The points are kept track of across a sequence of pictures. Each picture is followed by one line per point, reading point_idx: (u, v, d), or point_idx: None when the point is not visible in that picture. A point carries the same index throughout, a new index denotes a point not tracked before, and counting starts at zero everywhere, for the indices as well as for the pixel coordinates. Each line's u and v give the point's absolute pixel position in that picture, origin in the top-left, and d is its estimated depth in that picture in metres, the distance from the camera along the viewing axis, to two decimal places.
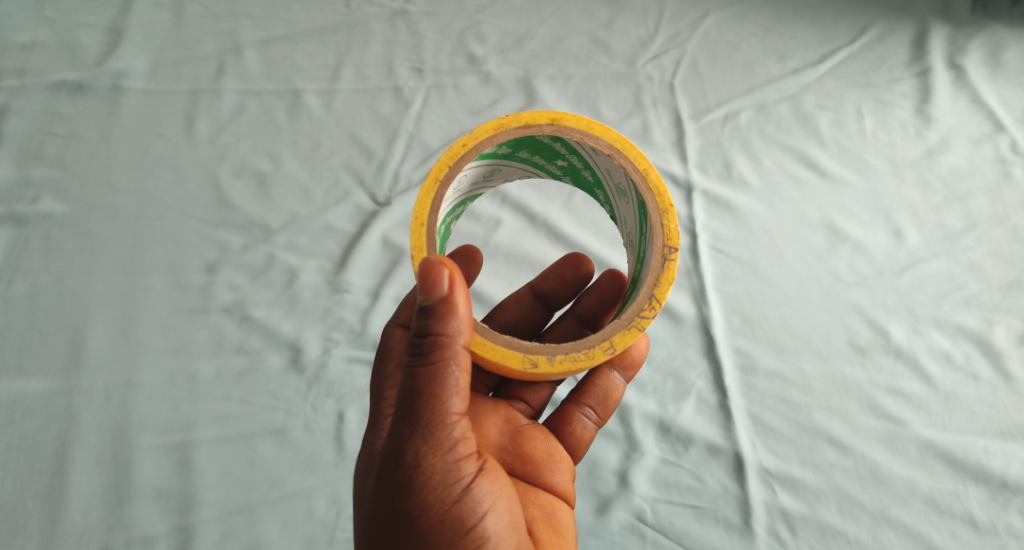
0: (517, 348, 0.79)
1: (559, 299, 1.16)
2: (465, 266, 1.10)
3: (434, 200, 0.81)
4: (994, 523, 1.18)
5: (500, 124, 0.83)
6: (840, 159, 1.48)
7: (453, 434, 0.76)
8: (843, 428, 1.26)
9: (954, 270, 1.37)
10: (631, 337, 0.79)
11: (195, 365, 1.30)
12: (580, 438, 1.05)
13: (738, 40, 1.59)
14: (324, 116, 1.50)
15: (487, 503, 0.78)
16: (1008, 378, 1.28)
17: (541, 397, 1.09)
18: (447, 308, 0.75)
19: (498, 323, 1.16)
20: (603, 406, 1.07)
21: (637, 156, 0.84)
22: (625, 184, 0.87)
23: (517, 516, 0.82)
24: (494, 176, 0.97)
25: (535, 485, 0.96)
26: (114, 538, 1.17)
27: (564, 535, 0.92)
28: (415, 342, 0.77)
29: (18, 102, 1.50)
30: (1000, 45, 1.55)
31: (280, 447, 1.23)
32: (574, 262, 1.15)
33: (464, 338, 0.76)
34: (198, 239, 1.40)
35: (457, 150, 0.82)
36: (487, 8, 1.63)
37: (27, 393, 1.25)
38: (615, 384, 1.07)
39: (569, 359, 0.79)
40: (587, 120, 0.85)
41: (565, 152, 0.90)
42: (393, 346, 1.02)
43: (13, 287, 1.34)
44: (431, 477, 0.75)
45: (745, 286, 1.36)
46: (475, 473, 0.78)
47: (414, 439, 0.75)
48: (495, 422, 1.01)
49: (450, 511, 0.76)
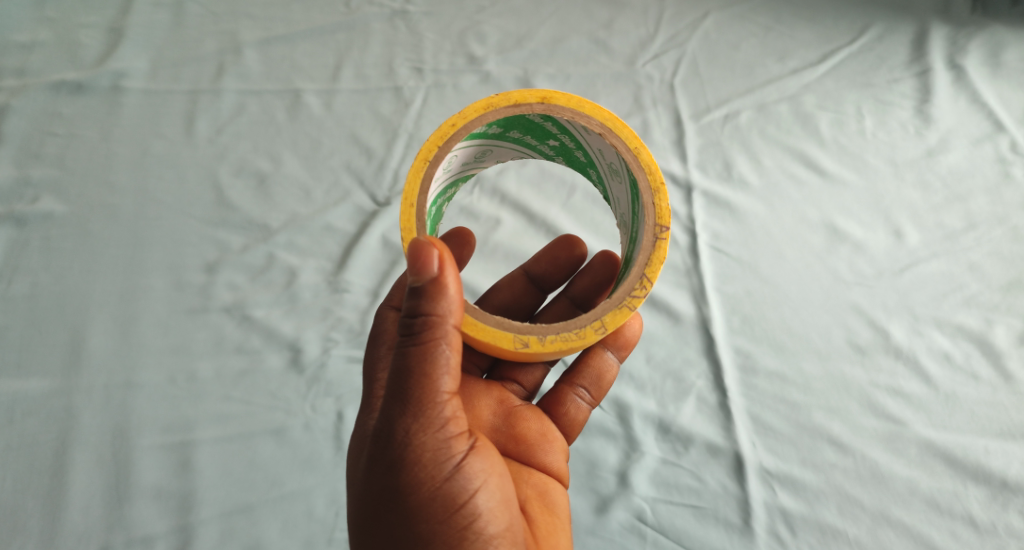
0: (509, 329, 0.79)
1: (552, 282, 1.16)
2: (458, 248, 1.11)
3: (424, 180, 0.81)
4: (994, 523, 1.18)
5: (490, 103, 0.83)
6: (840, 159, 1.48)
7: (444, 413, 0.76)
8: (843, 427, 1.25)
9: (953, 270, 1.37)
10: (622, 317, 0.79)
11: (194, 365, 1.30)
12: (573, 418, 1.06)
13: (737, 39, 1.59)
14: (324, 116, 1.50)
15: (479, 481, 0.78)
16: (1008, 378, 1.28)
17: (535, 378, 1.10)
18: (438, 288, 0.75)
19: (492, 306, 1.16)
20: (597, 387, 1.07)
21: (628, 134, 0.83)
22: (617, 164, 0.87)
23: (510, 493, 0.82)
24: (486, 157, 0.97)
25: (528, 466, 0.96)
26: (114, 538, 1.17)
27: (558, 513, 0.92)
28: (405, 322, 0.76)
29: (18, 102, 1.50)
30: (1000, 46, 1.55)
31: (280, 447, 1.23)
32: (568, 244, 1.15)
33: (454, 318, 0.76)
34: (198, 239, 1.40)
35: (447, 130, 0.82)
36: (487, 8, 1.63)
37: (27, 393, 1.25)
38: (608, 365, 1.07)
39: (560, 339, 0.78)
40: (578, 99, 0.84)
41: (557, 132, 0.90)
42: (386, 327, 1.02)
43: (13, 288, 1.34)
44: (422, 454, 0.75)
45: (744, 285, 1.36)
46: (466, 452, 0.78)
47: (404, 417, 0.75)
48: (488, 404, 1.01)
49: (441, 489, 0.76)
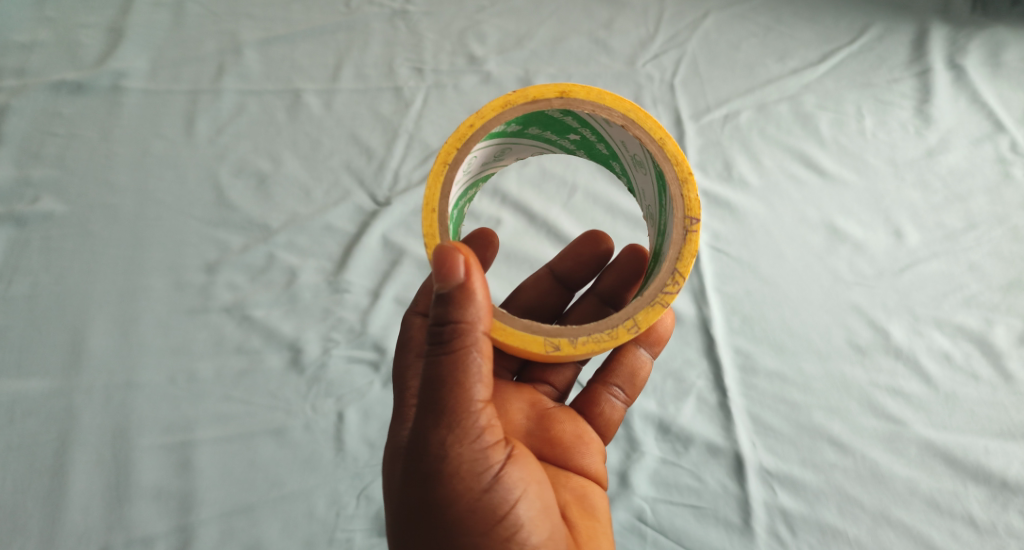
0: (538, 332, 0.79)
1: (578, 279, 1.16)
2: (481, 250, 1.11)
3: (444, 184, 0.81)
4: (994, 523, 1.18)
5: (507, 101, 0.83)
6: (840, 159, 1.48)
7: (478, 422, 0.76)
8: (844, 427, 1.26)
9: (953, 270, 1.37)
10: (655, 314, 0.79)
11: (194, 365, 1.30)
12: (609, 418, 1.06)
13: (737, 39, 1.59)
14: (324, 116, 1.50)
15: (518, 490, 0.78)
16: (1008, 378, 1.28)
17: (566, 378, 1.10)
18: (465, 295, 0.75)
19: (517, 307, 1.17)
20: (631, 385, 1.07)
21: (651, 125, 0.83)
22: (641, 155, 0.87)
23: (549, 500, 0.82)
24: (505, 155, 0.96)
25: (565, 469, 0.96)
26: (114, 538, 1.17)
27: (598, 517, 0.92)
28: (434, 331, 0.76)
29: (18, 102, 1.50)
30: (1000, 45, 1.55)
31: (280, 447, 1.23)
32: (593, 240, 1.15)
33: (484, 325, 0.76)
34: (198, 239, 1.40)
35: (465, 131, 0.82)
36: (487, 8, 1.63)
37: (27, 393, 1.25)
38: (642, 361, 1.07)
39: (592, 340, 0.78)
40: (598, 92, 0.84)
41: (577, 126, 0.90)
42: (414, 334, 1.02)
43: (13, 287, 1.35)
44: (459, 466, 0.75)
45: (745, 286, 1.36)
46: (503, 461, 0.78)
47: (439, 429, 0.75)
48: (520, 407, 1.01)
49: (480, 500, 0.76)
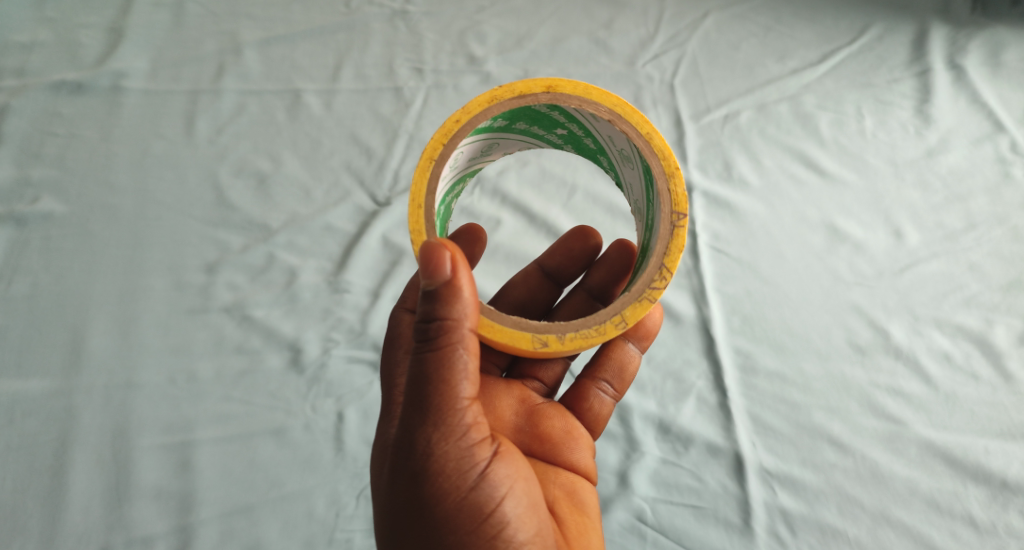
0: (527, 329, 0.79)
1: (567, 274, 1.16)
2: (469, 246, 1.10)
3: (430, 180, 0.81)
4: (994, 523, 1.18)
5: (494, 96, 0.83)
6: (840, 159, 1.48)
7: (465, 419, 0.76)
8: (843, 427, 1.26)
9: (953, 270, 1.37)
10: (642, 310, 0.79)
11: (194, 365, 1.30)
12: (598, 413, 1.06)
13: (737, 39, 1.59)
14: (324, 116, 1.50)
15: (504, 487, 0.78)
16: (1008, 378, 1.28)
17: (555, 374, 1.09)
18: (452, 292, 0.75)
19: (507, 303, 1.16)
20: (619, 380, 1.07)
21: (638, 120, 0.83)
22: (629, 150, 0.87)
23: (537, 497, 0.82)
24: (493, 150, 0.96)
25: (554, 465, 0.96)
26: (114, 538, 1.17)
27: (588, 513, 0.92)
28: (421, 328, 0.76)
29: (18, 102, 1.50)
30: (1000, 46, 1.55)
31: (281, 447, 1.23)
32: (582, 235, 1.15)
33: (470, 321, 0.76)
34: (198, 239, 1.40)
35: (451, 127, 0.82)
36: (487, 8, 1.63)
37: (27, 393, 1.25)
38: (631, 356, 1.07)
39: (579, 336, 0.78)
40: (584, 86, 0.84)
41: (564, 121, 0.90)
42: (402, 331, 1.02)
43: (13, 288, 1.34)
44: (446, 464, 0.75)
45: (744, 286, 1.36)
46: (490, 458, 0.78)
47: (425, 427, 0.75)
48: (509, 403, 1.01)
49: (467, 498, 0.76)
